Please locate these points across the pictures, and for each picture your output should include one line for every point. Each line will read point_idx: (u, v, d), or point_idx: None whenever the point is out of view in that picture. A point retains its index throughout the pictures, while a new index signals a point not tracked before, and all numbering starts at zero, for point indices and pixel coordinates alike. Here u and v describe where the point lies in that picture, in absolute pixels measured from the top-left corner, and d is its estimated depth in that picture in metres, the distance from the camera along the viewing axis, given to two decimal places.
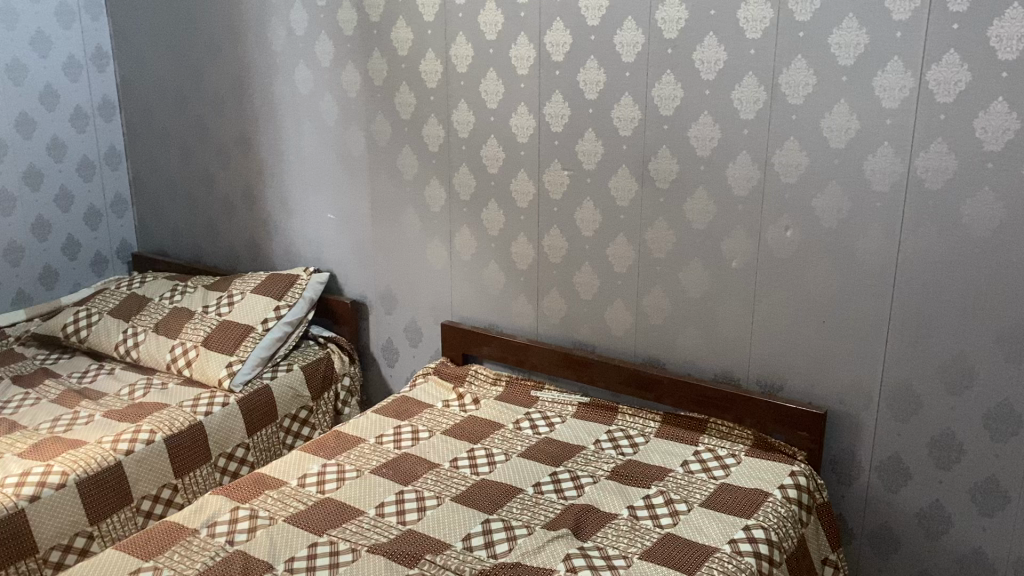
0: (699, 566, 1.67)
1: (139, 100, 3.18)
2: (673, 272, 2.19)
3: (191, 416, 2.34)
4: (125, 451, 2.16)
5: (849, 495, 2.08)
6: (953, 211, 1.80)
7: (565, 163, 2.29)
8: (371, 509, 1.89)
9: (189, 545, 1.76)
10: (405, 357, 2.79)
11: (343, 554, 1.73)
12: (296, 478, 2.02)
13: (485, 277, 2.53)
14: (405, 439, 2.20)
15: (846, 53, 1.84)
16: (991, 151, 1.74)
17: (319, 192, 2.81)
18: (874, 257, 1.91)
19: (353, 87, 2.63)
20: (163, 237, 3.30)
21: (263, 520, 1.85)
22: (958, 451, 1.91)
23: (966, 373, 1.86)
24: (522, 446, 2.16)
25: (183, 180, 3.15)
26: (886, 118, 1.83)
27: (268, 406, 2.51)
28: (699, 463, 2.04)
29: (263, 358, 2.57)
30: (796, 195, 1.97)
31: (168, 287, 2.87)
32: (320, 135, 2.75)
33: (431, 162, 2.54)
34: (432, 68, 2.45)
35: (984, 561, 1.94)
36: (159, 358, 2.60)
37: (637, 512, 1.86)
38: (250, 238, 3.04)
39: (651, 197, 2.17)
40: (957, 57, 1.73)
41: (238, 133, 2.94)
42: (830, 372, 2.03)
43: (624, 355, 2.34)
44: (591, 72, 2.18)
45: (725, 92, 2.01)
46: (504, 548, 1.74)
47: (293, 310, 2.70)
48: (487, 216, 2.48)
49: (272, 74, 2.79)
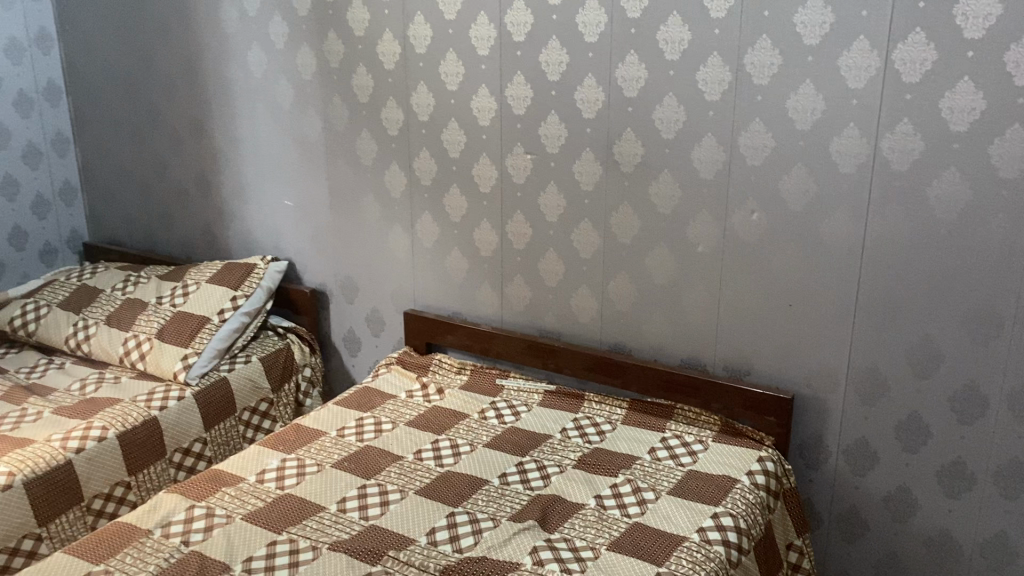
0: (668, 557, 1.64)
1: (87, 85, 3.07)
2: (639, 258, 2.16)
3: (145, 412, 2.26)
4: (76, 449, 2.08)
5: (816, 480, 2.07)
6: (919, 192, 1.78)
7: (528, 147, 2.24)
8: (332, 505, 1.83)
9: (142, 547, 1.69)
10: (368, 347, 2.74)
11: (303, 552, 1.67)
12: (254, 474, 1.95)
13: (448, 264, 2.48)
14: (367, 431, 2.14)
15: (812, 32, 1.81)
16: (957, 131, 1.72)
17: (276, 179, 2.73)
18: (840, 240, 1.89)
19: (308, 69, 2.56)
20: (115, 226, 3.19)
21: (219, 519, 1.78)
22: (924, 434, 1.91)
23: (932, 356, 1.86)
24: (487, 437, 2.11)
25: (135, 167, 3.05)
26: (852, 99, 1.80)
27: (225, 398, 2.44)
28: (666, 450, 2.02)
29: (219, 349, 2.50)
30: (762, 178, 1.94)
31: (120, 277, 2.78)
32: (276, 120, 2.67)
33: (391, 146, 2.48)
34: (390, 49, 2.38)
35: (951, 543, 1.94)
36: (112, 351, 2.52)
37: (604, 502, 1.83)
38: (206, 226, 2.95)
39: (616, 181, 2.13)
40: (923, 36, 1.70)
41: (191, 118, 2.85)
42: (796, 357, 2.02)
43: (590, 341, 2.31)
44: (554, 52, 2.13)
45: (689, 74, 1.97)
46: (469, 542, 1.70)
47: (251, 300, 2.62)
48: (449, 201, 2.42)
49: (224, 56, 2.70)
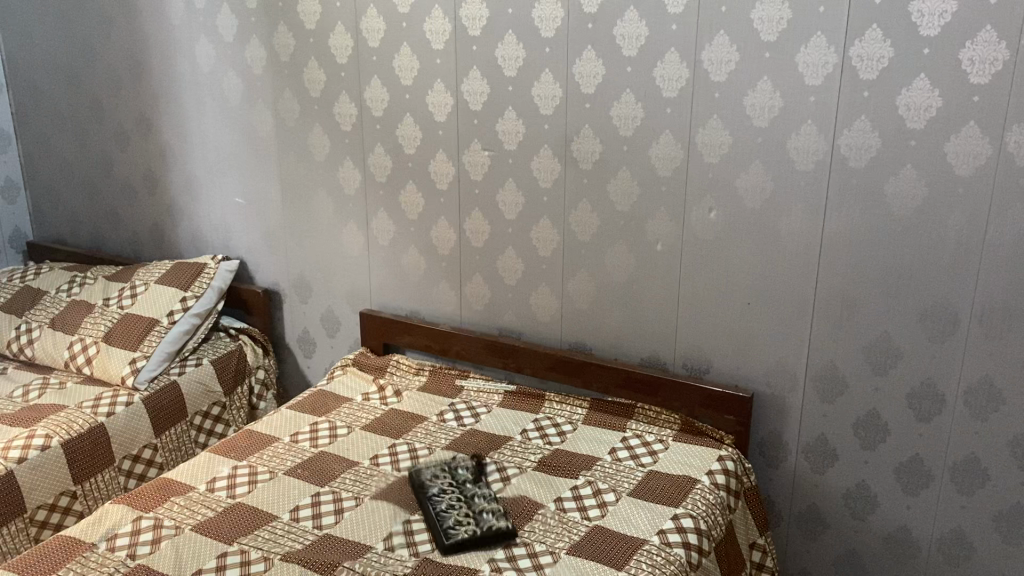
0: (628, 561, 1.62)
1: (28, 78, 2.96)
2: (598, 255, 2.13)
3: (91, 418, 2.19)
4: (17, 459, 2.00)
5: (776, 478, 2.07)
6: (877, 189, 1.77)
7: (486, 143, 2.20)
8: (285, 513, 1.78)
9: (86, 562, 1.62)
10: (323, 348, 2.68)
11: (255, 563, 1.62)
12: (205, 482, 1.90)
13: (405, 262, 2.43)
14: (322, 436, 2.09)
15: (770, 28, 1.79)
16: (913, 128, 1.71)
17: (227, 175, 2.66)
18: (798, 238, 1.88)
19: (258, 63, 2.49)
20: (61, 224, 3.09)
21: (168, 530, 1.72)
22: (882, 431, 1.91)
23: (890, 353, 1.86)
24: (446, 440, 2.07)
25: (79, 163, 2.96)
26: (810, 95, 1.79)
27: (176, 403, 2.38)
28: (627, 450, 2.00)
29: (169, 352, 2.44)
30: (720, 176, 1.93)
31: (65, 278, 2.69)
32: (225, 114, 2.59)
33: (344, 142, 2.42)
34: (343, 42, 2.32)
35: (908, 540, 1.95)
36: (57, 356, 2.45)
37: (564, 504, 1.80)
38: (154, 224, 2.87)
39: (574, 177, 2.10)
40: (880, 33, 1.69)
41: (138, 113, 2.76)
42: (755, 354, 2.01)
43: (549, 340, 2.28)
44: (510, 47, 2.09)
45: (647, 70, 1.94)
46: (426, 549, 1.66)
47: (201, 302, 2.56)
48: (405, 198, 2.37)
49: (171, 49, 2.62)
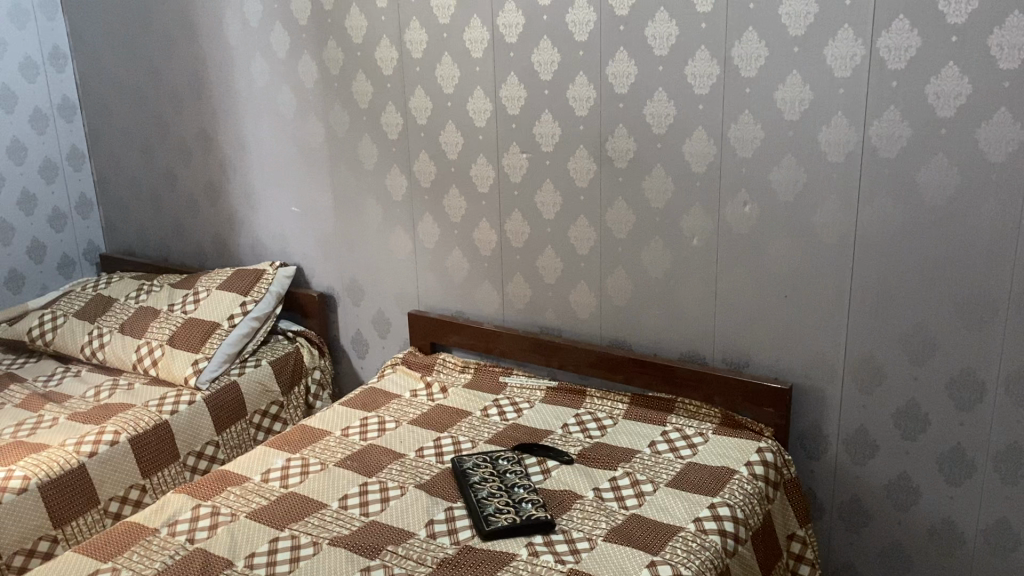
0: (663, 546, 1.65)
1: (100, 100, 3.14)
2: (635, 252, 2.17)
3: (157, 416, 2.32)
4: (89, 453, 2.14)
5: (818, 470, 2.07)
6: (909, 179, 1.78)
7: (524, 146, 2.27)
8: (334, 502, 1.86)
9: (149, 545, 1.73)
10: (375, 349, 2.78)
11: (304, 547, 1.71)
12: (260, 473, 1.99)
13: (450, 265, 2.52)
14: (371, 430, 2.18)
15: (797, 23, 1.82)
16: (943, 116, 1.72)
17: (282, 185, 2.79)
18: (832, 230, 1.89)
19: (310, 77, 2.61)
20: (130, 237, 3.26)
21: (224, 517, 1.82)
22: (923, 421, 1.90)
23: (927, 342, 1.85)
24: (489, 434, 2.14)
25: (147, 178, 3.12)
26: (839, 87, 1.81)
27: (236, 402, 2.50)
28: (666, 443, 2.03)
29: (230, 354, 2.55)
30: (752, 169, 1.95)
31: (134, 286, 2.85)
32: (279, 127, 2.72)
33: (391, 150, 2.52)
34: (387, 54, 2.42)
35: (953, 531, 1.93)
36: (125, 358, 2.59)
37: (602, 494, 1.84)
38: (215, 234, 3.01)
39: (609, 176, 2.15)
40: (907, 23, 1.71)
41: (199, 130, 2.91)
42: (793, 348, 2.02)
43: (590, 336, 2.33)
44: (545, 52, 2.15)
45: (678, 69, 1.98)
46: (467, 535, 1.72)
47: (259, 306, 2.68)
48: (448, 201, 2.45)
49: (228, 67, 2.76)
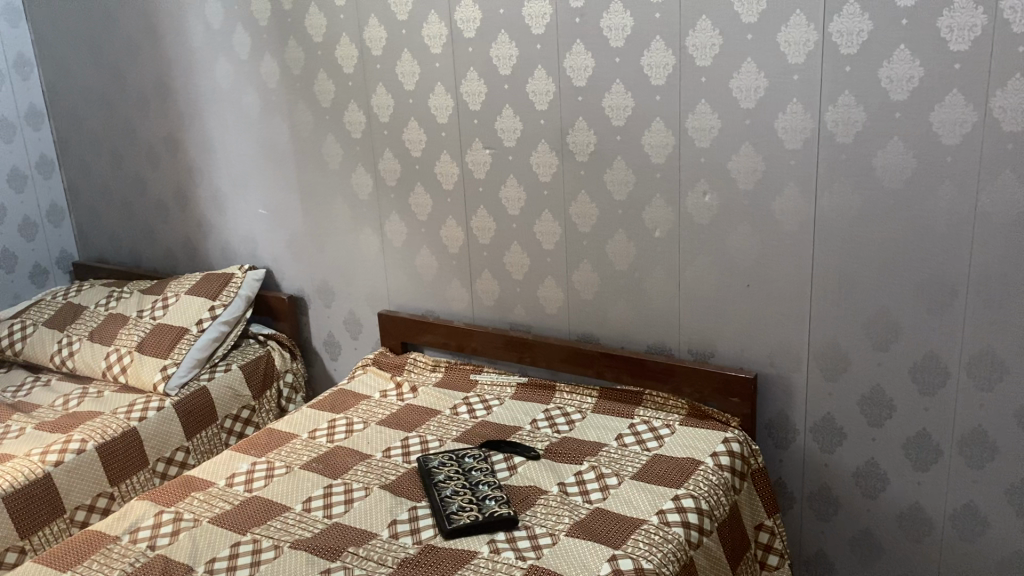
0: (625, 540, 1.64)
1: (67, 107, 3.12)
2: (599, 246, 2.16)
3: (124, 423, 2.30)
4: (54, 462, 2.12)
5: (787, 459, 2.06)
6: (867, 163, 1.77)
7: (486, 141, 2.25)
8: (298, 505, 1.85)
9: (109, 553, 1.72)
10: (348, 350, 2.76)
11: (265, 551, 1.69)
12: (224, 478, 1.98)
13: (418, 263, 2.50)
14: (338, 432, 2.16)
15: (750, 9, 1.81)
16: (897, 100, 1.71)
17: (250, 187, 2.77)
18: (792, 217, 1.89)
19: (273, 78, 2.59)
20: (102, 243, 3.24)
21: (187, 523, 1.80)
22: (888, 408, 1.89)
23: (890, 328, 1.84)
24: (457, 432, 2.12)
25: (116, 185, 3.10)
26: (794, 74, 1.80)
27: (205, 407, 2.48)
28: (633, 436, 2.02)
29: (199, 359, 2.54)
30: (711, 160, 1.94)
31: (104, 293, 2.83)
32: (245, 129, 2.71)
33: (355, 149, 2.50)
34: (348, 52, 2.41)
35: (922, 517, 1.92)
36: (94, 366, 2.57)
37: (567, 488, 1.83)
38: (186, 238, 2.99)
39: (571, 170, 2.14)
40: (857, 7, 1.70)
41: (166, 134, 2.89)
42: (759, 338, 2.01)
43: (558, 332, 2.31)
44: (504, 46, 2.14)
45: (635, 59, 1.97)
46: (429, 534, 1.71)
47: (229, 310, 2.66)
48: (414, 199, 2.44)
49: (192, 70, 2.74)
